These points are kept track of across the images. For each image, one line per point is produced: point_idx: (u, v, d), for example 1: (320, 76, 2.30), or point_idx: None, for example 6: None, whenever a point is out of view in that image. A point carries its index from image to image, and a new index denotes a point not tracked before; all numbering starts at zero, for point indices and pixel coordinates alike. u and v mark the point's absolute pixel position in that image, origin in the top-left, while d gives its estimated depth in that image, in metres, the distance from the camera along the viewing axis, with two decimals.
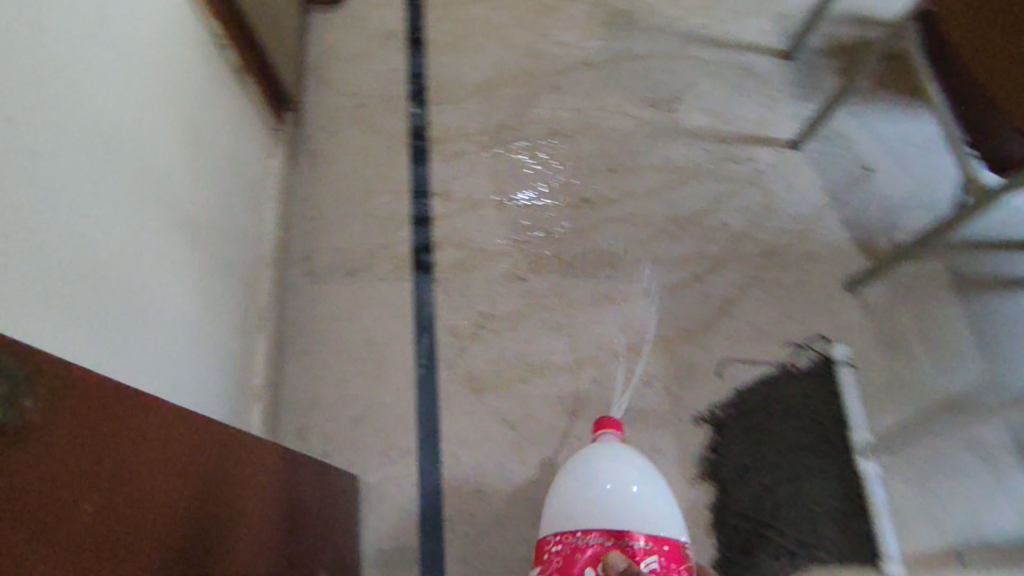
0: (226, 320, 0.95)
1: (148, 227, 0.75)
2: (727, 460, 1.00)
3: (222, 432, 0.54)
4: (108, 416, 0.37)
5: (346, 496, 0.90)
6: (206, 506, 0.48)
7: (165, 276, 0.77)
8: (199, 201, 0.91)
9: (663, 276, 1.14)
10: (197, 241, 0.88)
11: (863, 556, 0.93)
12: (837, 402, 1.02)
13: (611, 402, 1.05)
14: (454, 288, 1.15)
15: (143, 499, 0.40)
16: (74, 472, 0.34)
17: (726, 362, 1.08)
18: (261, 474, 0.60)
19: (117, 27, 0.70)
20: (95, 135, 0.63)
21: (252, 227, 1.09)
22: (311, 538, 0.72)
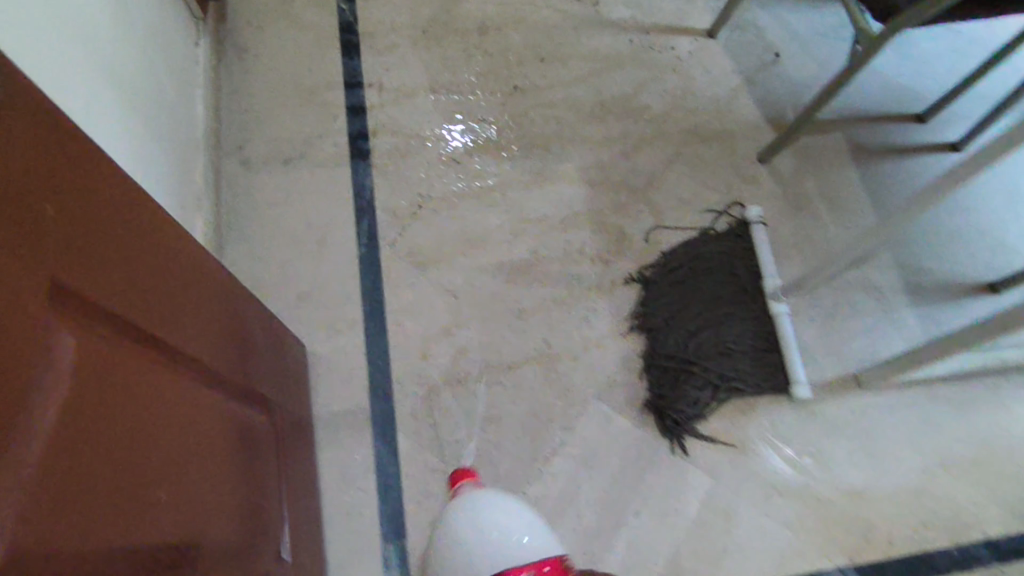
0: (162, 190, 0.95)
1: (70, 69, 0.74)
2: (655, 312, 1.08)
3: (182, 243, 0.59)
4: (76, 158, 0.43)
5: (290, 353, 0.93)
6: (161, 293, 0.54)
7: (91, 123, 0.77)
8: (124, 69, 0.90)
9: (593, 154, 1.20)
10: (125, 105, 0.88)
11: (775, 384, 1.04)
12: (751, 257, 1.12)
13: (547, 268, 1.12)
14: (392, 173, 1.17)
15: (103, 247, 0.46)
16: (45, 183, 0.39)
17: (653, 229, 1.15)
18: (213, 300, 0.66)
19: None
20: None
21: (182, 113, 1.08)
22: (257, 381, 0.78)
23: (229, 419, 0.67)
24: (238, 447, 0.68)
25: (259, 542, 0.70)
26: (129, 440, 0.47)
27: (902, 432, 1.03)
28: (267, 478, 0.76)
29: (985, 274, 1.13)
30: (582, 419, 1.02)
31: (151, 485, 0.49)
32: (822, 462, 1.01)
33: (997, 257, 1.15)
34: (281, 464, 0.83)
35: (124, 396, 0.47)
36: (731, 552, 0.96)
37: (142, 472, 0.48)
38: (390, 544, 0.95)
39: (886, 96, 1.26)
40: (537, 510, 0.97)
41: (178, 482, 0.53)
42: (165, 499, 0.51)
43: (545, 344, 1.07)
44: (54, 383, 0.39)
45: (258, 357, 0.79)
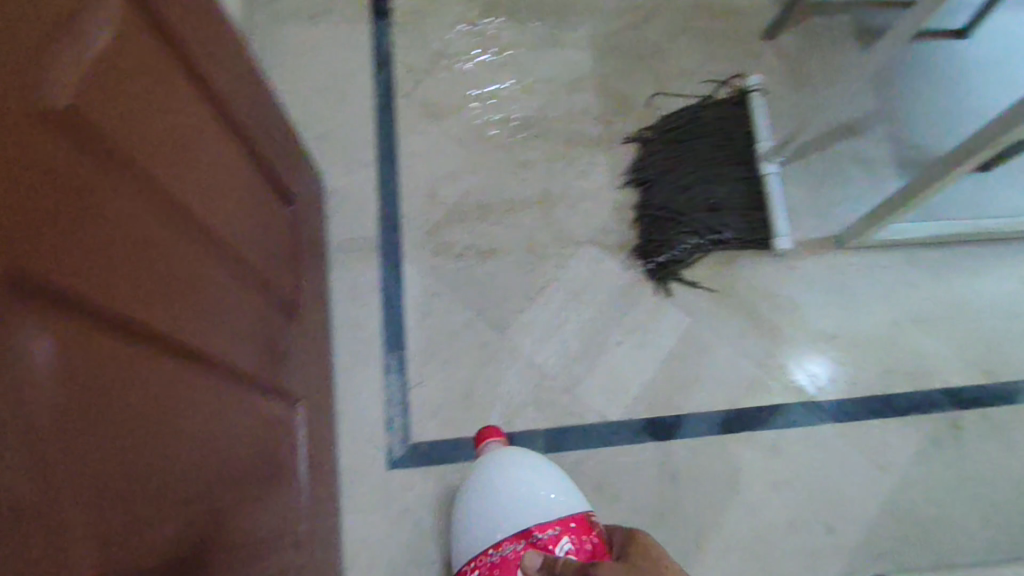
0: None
1: None
2: (650, 169, 1.14)
3: (215, 31, 0.66)
4: None
5: (306, 172, 1.02)
6: (190, 57, 0.61)
7: None
8: None
9: (602, 23, 1.25)
10: None
11: (759, 238, 1.10)
12: (747, 122, 1.17)
13: (551, 125, 1.18)
14: (409, 31, 1.24)
15: None
16: None
17: (655, 95, 1.20)
18: (236, 98, 0.73)
19: None
20: None
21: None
22: (273, 201, 0.84)
23: (247, 191, 0.74)
24: (255, 221, 0.76)
25: (271, 310, 0.78)
26: (154, 148, 0.53)
27: (876, 289, 1.09)
28: (282, 271, 0.84)
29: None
30: (573, 259, 1.10)
31: (172, 200, 0.55)
32: (796, 310, 1.07)
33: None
34: (297, 273, 0.91)
35: (155, 95, 0.54)
36: (703, 381, 1.04)
37: (164, 178, 0.54)
38: (391, 353, 1.05)
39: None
40: (525, 333, 1.05)
41: (199, 200, 0.61)
42: (183, 222, 0.57)
43: (544, 191, 1.14)
44: (98, 26, 0.46)
45: (278, 169, 0.87)
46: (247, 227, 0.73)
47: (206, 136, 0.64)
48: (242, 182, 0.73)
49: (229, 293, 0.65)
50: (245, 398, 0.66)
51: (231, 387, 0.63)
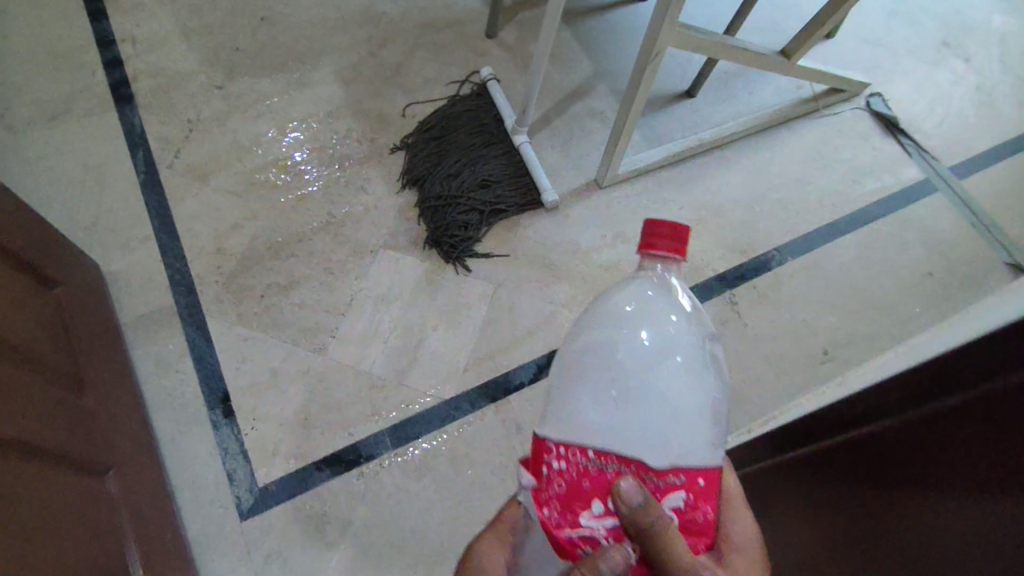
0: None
1: None
2: (420, 168, 1.23)
3: None
4: None
5: (75, 259, 1.00)
6: None
7: None
8: None
9: (343, 59, 1.36)
10: None
11: (530, 198, 1.22)
12: (492, 108, 1.30)
13: (320, 156, 1.25)
14: (157, 108, 1.26)
15: None
16: None
17: (408, 106, 1.32)
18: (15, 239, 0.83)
19: None
20: None
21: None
22: (74, 321, 0.92)
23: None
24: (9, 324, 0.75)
25: (52, 404, 0.76)
26: None
27: (640, 212, 1.24)
28: (72, 358, 0.86)
29: (679, 84, 1.38)
30: (373, 266, 1.15)
31: None
32: (580, 249, 1.20)
33: (686, 72, 1.40)
34: (90, 366, 0.90)
35: None
36: (520, 334, 1.12)
37: None
38: (216, 408, 1.02)
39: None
40: (345, 345, 1.08)
41: None
42: None
43: (329, 215, 1.19)
44: None
45: (50, 273, 0.90)
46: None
47: None
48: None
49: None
50: (30, 485, 0.65)
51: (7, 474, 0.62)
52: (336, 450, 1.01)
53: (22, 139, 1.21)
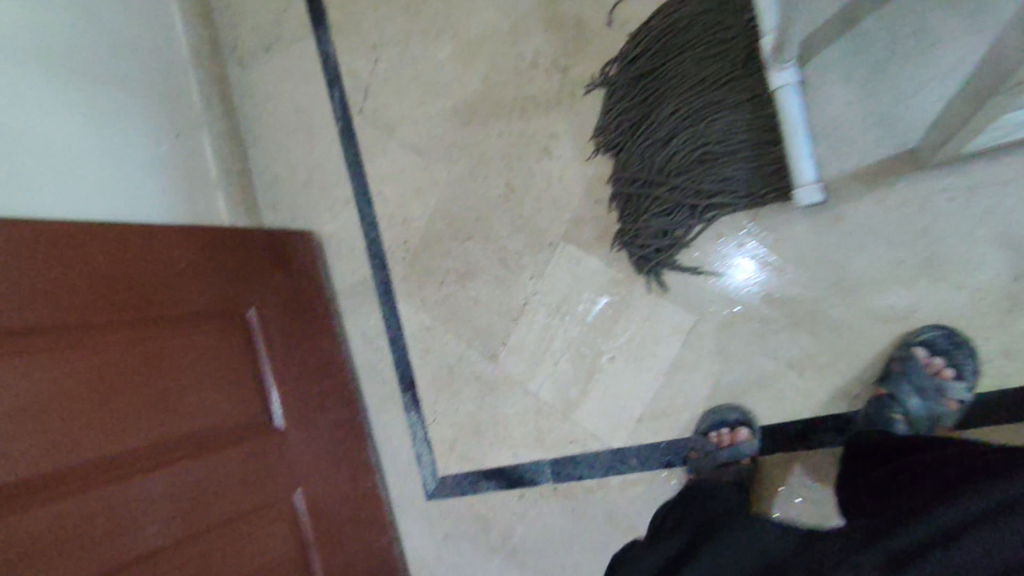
0: (157, 121, 1.09)
1: (71, 93, 0.94)
2: (619, 124, 0.87)
3: (225, 267, 0.95)
4: (118, 251, 0.81)
5: (302, 250, 1.11)
6: (207, 310, 0.91)
7: (88, 125, 0.95)
8: (107, 39, 1.03)
9: None
10: (116, 76, 1.03)
11: (778, 186, 0.79)
12: (748, 8, 0.80)
13: (502, 96, 0.97)
14: (347, 30, 1.11)
15: (156, 291, 0.84)
16: (104, 282, 0.78)
17: (619, 4, 0.88)
18: (258, 295, 0.99)
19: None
20: None
21: (166, 32, 1.16)
22: (319, 327, 1.08)
23: (137, 272, 0.82)
24: (154, 304, 0.83)
25: (192, 385, 0.85)
26: (178, 407, 0.82)
27: (988, 226, 0.71)
28: (316, 378, 1.04)
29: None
30: (551, 264, 0.94)
31: (206, 433, 0.85)
32: (845, 279, 0.77)
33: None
34: (272, 349, 0.99)
35: (180, 365, 0.84)
36: (720, 391, 0.85)
37: (194, 424, 0.84)
38: (406, 392, 1.08)
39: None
40: (514, 358, 0.98)
41: (230, 408, 0.90)
42: (219, 436, 0.86)
43: (508, 186, 0.97)
44: (122, 363, 0.77)
45: (298, 294, 1.06)
46: (133, 309, 0.81)
47: (201, 377, 0.87)
48: (119, 271, 0.80)
49: (85, 380, 0.72)
50: (121, 464, 0.74)
51: (86, 463, 0.71)
52: (500, 465, 1.00)
53: (251, 74, 1.23)
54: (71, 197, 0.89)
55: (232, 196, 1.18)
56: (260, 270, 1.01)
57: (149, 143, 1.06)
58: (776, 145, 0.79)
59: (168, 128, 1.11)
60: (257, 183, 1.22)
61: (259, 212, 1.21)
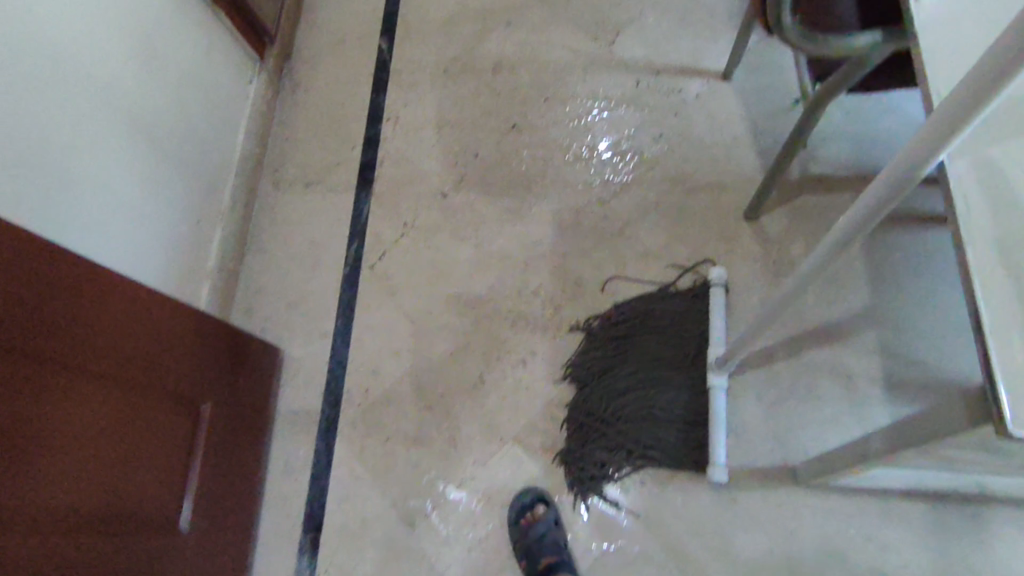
0: (178, 206, 1.16)
1: (136, 154, 1.06)
2: (588, 365, 1.08)
3: (200, 354, 0.99)
4: (128, 307, 0.85)
5: (266, 364, 1.16)
6: (172, 388, 0.92)
7: (138, 184, 1.06)
8: (183, 126, 1.17)
9: (568, 198, 1.22)
10: (177, 156, 1.16)
11: (696, 459, 1.00)
12: (704, 321, 1.07)
13: (500, 305, 1.16)
14: (387, 202, 1.30)
15: (140, 356, 0.86)
16: (107, 330, 0.81)
17: (612, 278, 1.14)
18: (216, 392, 1.01)
19: (149, 57, 1.09)
20: (81, 86, 0.95)
21: (222, 138, 1.29)
22: (249, 441, 1.09)
23: (133, 332, 0.86)
24: (131, 368, 0.85)
25: (128, 458, 0.83)
26: (109, 476, 0.80)
27: (833, 544, 0.94)
28: (228, 491, 1.02)
29: (936, 360, 0.98)
30: (495, 457, 1.07)
31: (117, 512, 0.81)
32: (727, 551, 0.96)
33: (947, 341, 0.98)
34: (207, 446, 0.98)
35: (128, 433, 0.83)
36: None
37: (113, 498, 0.80)
38: (308, 533, 1.08)
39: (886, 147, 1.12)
40: (431, 532, 1.04)
41: (149, 494, 0.87)
42: (126, 519, 0.82)
43: (479, 378, 1.12)
44: (86, 413, 0.77)
45: (246, 402, 1.09)
46: (118, 364, 0.83)
47: (140, 453, 0.85)
48: (121, 326, 0.84)
49: (51, 417, 0.72)
50: (41, 514, 0.70)
51: (19, 501, 0.67)
52: None
53: (280, 197, 1.36)
54: (94, 237, 0.97)
55: (216, 289, 1.24)
56: (226, 368, 1.05)
57: (175, 220, 1.15)
58: (701, 427, 1.01)
59: (185, 215, 1.18)
60: (240, 285, 1.29)
61: (232, 313, 1.27)
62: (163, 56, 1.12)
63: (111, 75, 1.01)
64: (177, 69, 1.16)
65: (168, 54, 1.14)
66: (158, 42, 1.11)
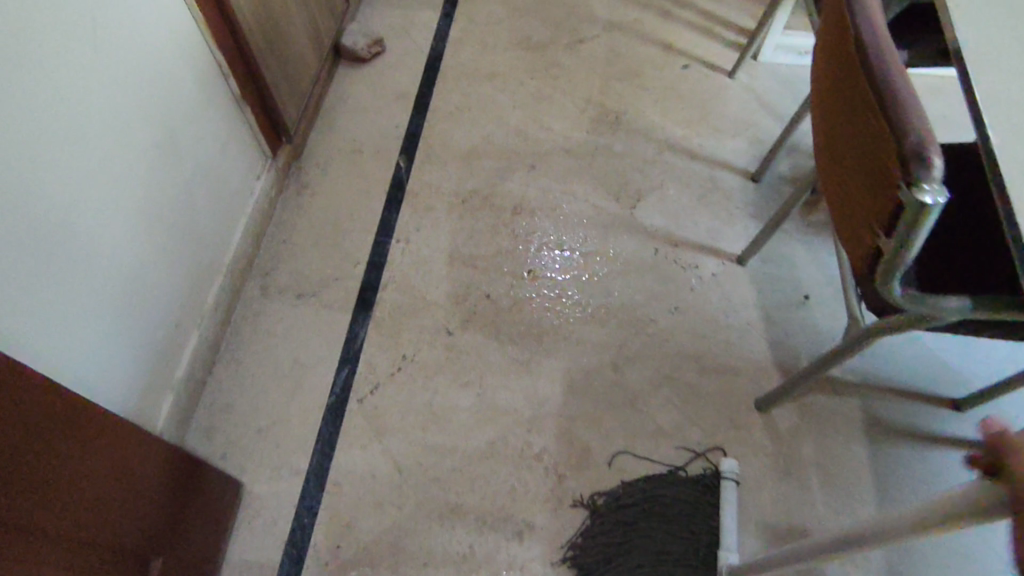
0: (152, 291, 1.02)
1: (126, 245, 0.95)
2: (592, 550, 1.01)
3: (161, 497, 0.85)
4: (100, 443, 0.73)
5: (224, 502, 1.00)
6: (125, 542, 0.77)
7: (120, 279, 0.95)
8: (180, 220, 1.08)
9: (579, 359, 1.18)
10: (168, 251, 1.05)
11: None
12: (714, 516, 1.02)
13: (499, 466, 1.08)
14: (386, 330, 1.22)
15: (103, 501, 0.73)
16: (77, 472, 0.68)
17: (620, 453, 1.09)
18: (168, 543, 0.86)
19: (163, 147, 1.01)
20: (88, 171, 0.86)
21: (215, 221, 1.18)
22: None
23: (100, 473, 0.72)
24: (92, 518, 0.71)
25: None
26: None
27: None
28: None
29: None
30: None
31: None
32: None
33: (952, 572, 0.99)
34: None
35: None
36: None
37: None
38: None
39: (887, 360, 1.15)
40: None
41: None
42: None
43: (468, 548, 1.01)
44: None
45: (196, 551, 0.93)
46: (81, 514, 0.69)
47: None
48: (91, 465, 0.71)
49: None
50: None
51: None
52: None
53: (268, 304, 1.26)
54: (59, 339, 0.84)
55: (178, 403, 1.09)
56: (183, 512, 0.90)
57: (152, 322, 1.03)
58: None
59: (158, 303, 1.04)
60: (205, 400, 1.15)
61: (189, 431, 1.11)
62: (164, 129, 1.01)
63: (121, 161, 0.92)
64: (177, 145, 1.05)
65: (183, 146, 1.07)
66: (176, 133, 1.04)
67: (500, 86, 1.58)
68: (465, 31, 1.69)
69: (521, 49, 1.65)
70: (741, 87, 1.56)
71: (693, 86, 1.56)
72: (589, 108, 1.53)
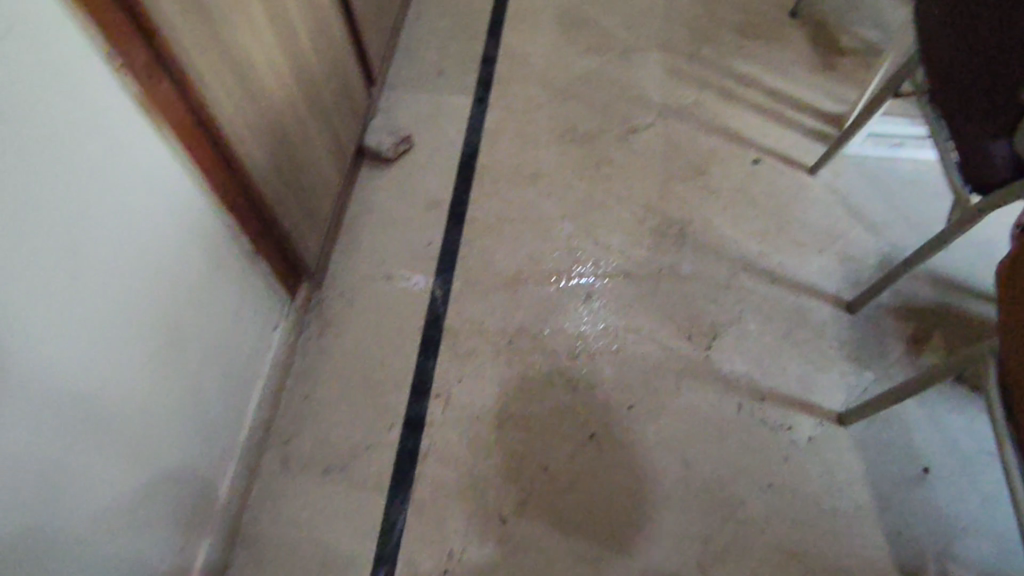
0: (123, 455, 0.78)
1: (121, 469, 0.78)
2: None
3: None
4: None
5: None
6: None
7: (113, 512, 0.77)
8: (185, 409, 0.90)
9: (657, 557, 0.99)
10: (171, 452, 0.88)
11: None
12: None
13: None
14: (428, 516, 1.04)
15: None
16: None
17: None
18: None
19: (164, 336, 0.84)
20: (71, 407, 0.68)
21: (203, 345, 0.93)
22: None
23: None
24: None
25: None
26: None
27: None
28: None
29: None
30: None
31: None
32: None
33: None
34: None
35: None
36: None
37: None
38: None
39: None
40: None
41: None
42: None
43: None
44: None
45: None
46: None
47: None
48: None
49: None
50: None
51: None
52: None
53: (289, 482, 1.08)
54: None
55: None
56: None
57: (153, 542, 0.85)
58: None
59: (133, 469, 0.80)
60: None
61: None
62: (136, 238, 0.76)
63: (113, 377, 0.75)
64: (153, 257, 0.80)
65: (188, 323, 0.89)
66: (180, 313, 0.87)
67: (546, 190, 1.38)
68: (501, 120, 1.50)
69: (567, 141, 1.45)
70: (823, 188, 1.35)
71: (767, 186, 1.36)
72: (648, 217, 1.34)
